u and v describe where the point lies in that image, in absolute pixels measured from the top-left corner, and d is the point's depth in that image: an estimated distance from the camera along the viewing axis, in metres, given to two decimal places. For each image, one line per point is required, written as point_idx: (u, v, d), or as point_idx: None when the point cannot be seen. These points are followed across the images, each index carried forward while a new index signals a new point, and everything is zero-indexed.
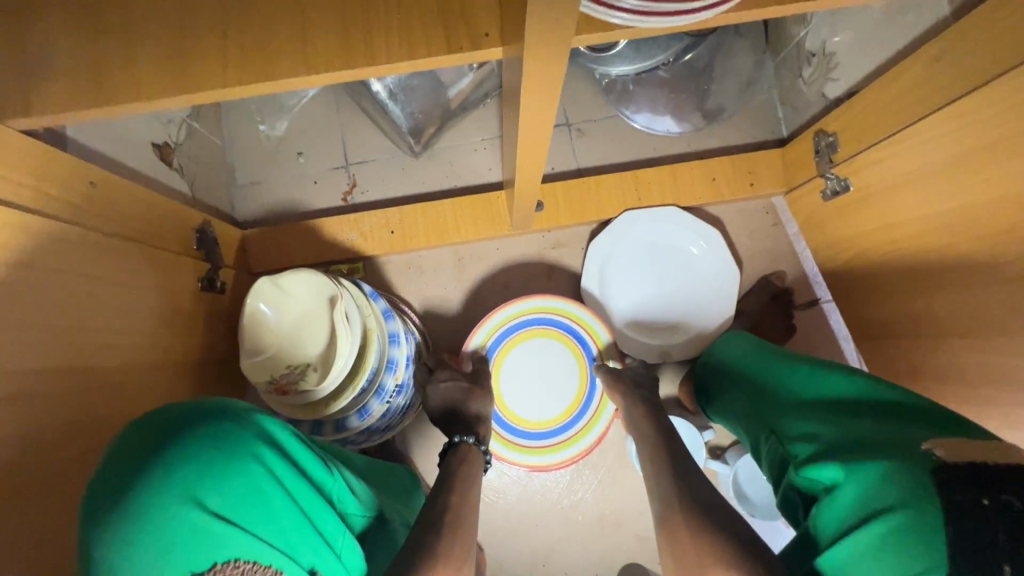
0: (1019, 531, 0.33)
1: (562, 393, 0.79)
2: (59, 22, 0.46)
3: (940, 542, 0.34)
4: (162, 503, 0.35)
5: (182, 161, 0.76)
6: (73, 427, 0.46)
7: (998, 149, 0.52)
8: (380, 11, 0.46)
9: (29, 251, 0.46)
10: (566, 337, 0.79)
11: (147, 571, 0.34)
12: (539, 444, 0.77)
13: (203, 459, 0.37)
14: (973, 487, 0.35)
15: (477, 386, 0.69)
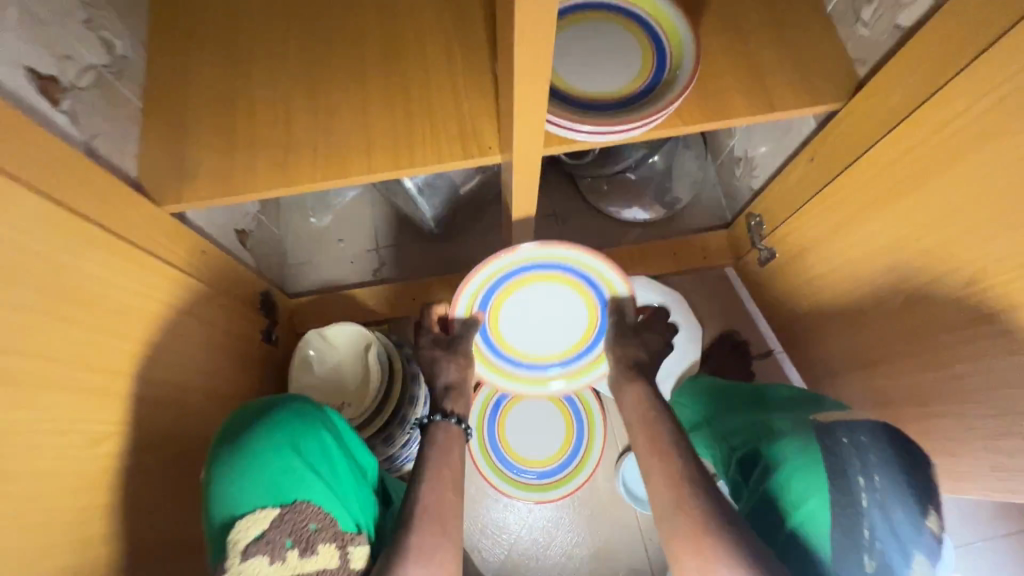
0: (867, 453, 0.49)
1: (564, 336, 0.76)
2: (205, 142, 0.69)
3: (821, 467, 0.50)
4: (264, 447, 0.52)
5: (254, 243, 0.96)
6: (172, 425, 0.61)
7: (858, 217, 0.71)
8: (419, 133, 0.69)
9: (164, 295, 0.64)
10: (576, 282, 0.74)
11: (249, 493, 0.50)
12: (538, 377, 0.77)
13: (293, 427, 0.55)
14: (839, 431, 0.51)
15: (453, 355, 0.70)
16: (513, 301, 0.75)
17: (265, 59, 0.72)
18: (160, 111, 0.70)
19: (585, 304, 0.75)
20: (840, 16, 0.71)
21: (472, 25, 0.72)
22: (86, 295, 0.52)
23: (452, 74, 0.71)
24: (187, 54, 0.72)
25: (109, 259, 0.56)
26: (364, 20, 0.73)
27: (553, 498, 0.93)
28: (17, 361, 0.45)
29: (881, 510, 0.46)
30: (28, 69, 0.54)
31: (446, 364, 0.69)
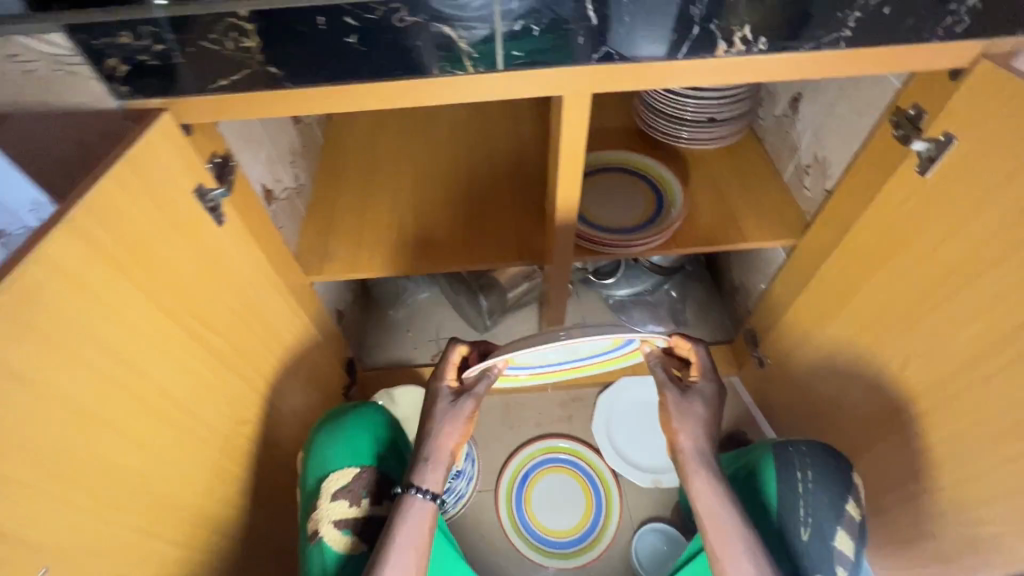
0: (803, 460, 0.73)
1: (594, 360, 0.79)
2: (344, 237, 1.00)
3: (778, 471, 0.73)
4: (341, 426, 0.76)
5: (345, 324, 1.22)
6: (273, 431, 0.82)
7: (820, 322, 0.91)
8: (489, 241, 0.98)
9: (295, 335, 0.90)
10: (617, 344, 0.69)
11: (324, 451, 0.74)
12: (542, 379, 0.84)
13: (363, 420, 0.78)
14: (789, 445, 0.75)
15: (457, 420, 0.71)
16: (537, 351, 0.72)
17: (389, 188, 1.06)
18: (315, 217, 1.03)
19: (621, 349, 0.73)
20: (792, 183, 1.00)
21: (531, 173, 1.05)
22: (261, 320, 0.78)
23: (516, 204, 1.02)
24: (338, 183, 1.07)
25: (277, 300, 0.82)
26: (457, 167, 1.07)
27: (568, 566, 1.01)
28: (225, 347, 0.69)
29: (812, 501, 0.70)
30: (262, 185, 0.86)
31: (445, 428, 0.70)
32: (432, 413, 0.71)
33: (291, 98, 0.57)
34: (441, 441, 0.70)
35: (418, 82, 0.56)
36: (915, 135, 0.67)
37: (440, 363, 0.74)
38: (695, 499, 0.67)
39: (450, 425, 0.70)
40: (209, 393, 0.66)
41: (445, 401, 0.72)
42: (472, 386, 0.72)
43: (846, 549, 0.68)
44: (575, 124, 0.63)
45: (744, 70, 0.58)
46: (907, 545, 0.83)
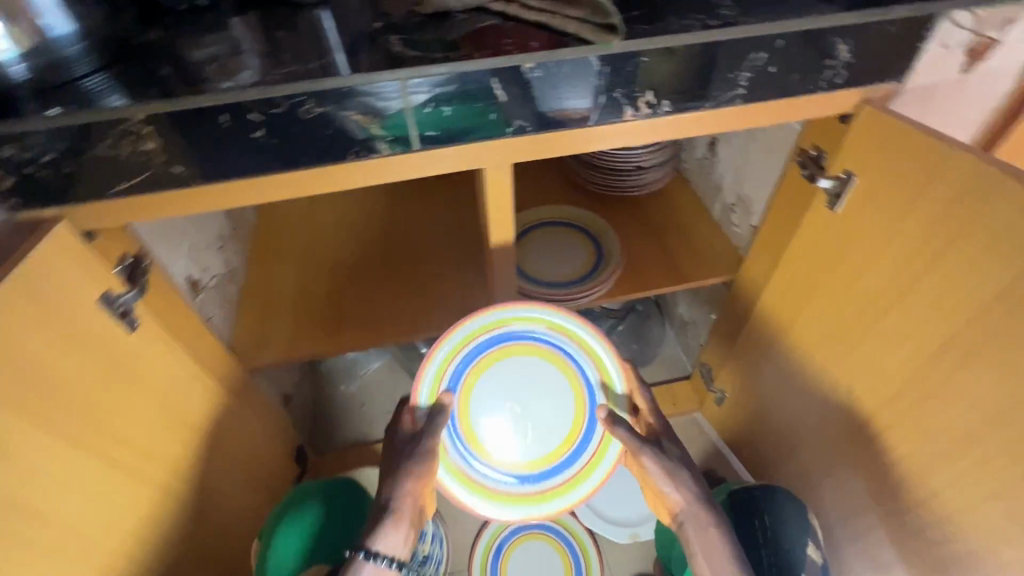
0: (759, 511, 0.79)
1: (557, 424, 0.72)
2: (283, 320, 0.96)
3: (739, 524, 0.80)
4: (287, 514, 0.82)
5: (293, 406, 1.15)
6: (207, 546, 0.74)
7: (767, 353, 0.93)
8: (436, 306, 0.96)
9: (234, 431, 0.83)
10: (551, 352, 0.72)
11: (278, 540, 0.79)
12: (509, 476, 0.70)
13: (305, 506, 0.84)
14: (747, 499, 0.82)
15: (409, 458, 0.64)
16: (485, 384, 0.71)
17: (328, 264, 1.03)
18: (250, 301, 0.98)
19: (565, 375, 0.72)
20: (721, 220, 1.04)
21: (471, 235, 1.05)
22: (189, 424, 0.71)
23: (459, 267, 1.01)
24: (274, 264, 1.03)
25: (208, 397, 0.76)
26: (396, 236, 1.06)
27: None
28: (145, 462, 0.63)
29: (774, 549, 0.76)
30: (187, 277, 0.82)
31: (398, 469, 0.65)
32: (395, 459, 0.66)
33: (204, 194, 0.55)
34: (402, 494, 0.64)
35: (333, 169, 0.56)
36: (819, 174, 0.71)
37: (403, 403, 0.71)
38: (703, 554, 0.66)
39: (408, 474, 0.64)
40: (121, 518, 0.59)
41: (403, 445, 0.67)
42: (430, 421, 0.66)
43: None
44: (503, 192, 0.64)
45: (653, 130, 0.60)
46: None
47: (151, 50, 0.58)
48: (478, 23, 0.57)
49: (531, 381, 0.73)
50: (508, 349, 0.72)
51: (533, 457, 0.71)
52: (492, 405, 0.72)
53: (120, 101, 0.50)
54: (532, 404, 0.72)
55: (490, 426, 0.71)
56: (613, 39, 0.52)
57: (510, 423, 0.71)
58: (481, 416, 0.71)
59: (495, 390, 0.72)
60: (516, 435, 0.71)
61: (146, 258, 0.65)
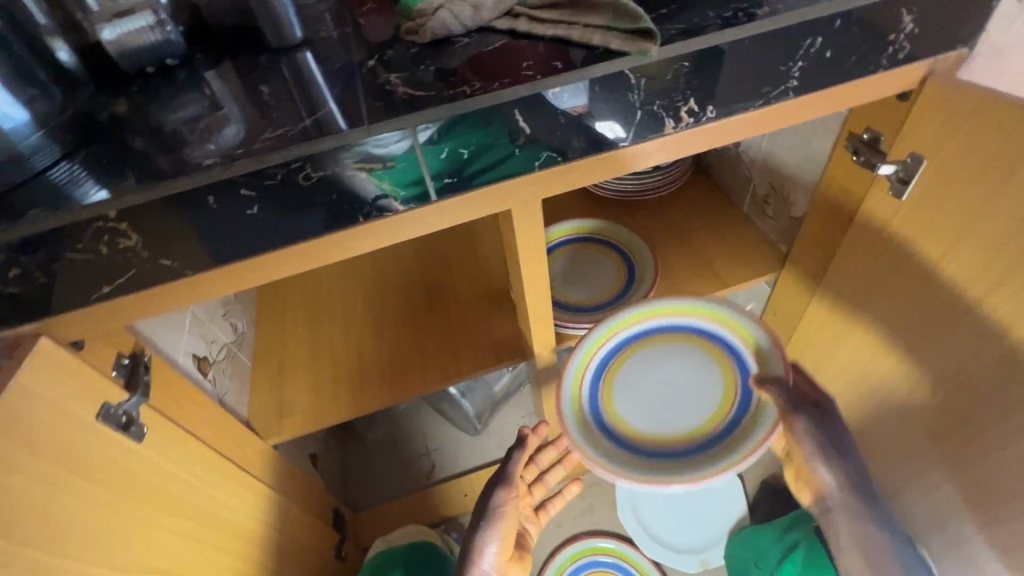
0: None
1: (700, 408, 0.65)
2: (301, 384, 0.89)
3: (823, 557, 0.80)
4: None
5: (322, 466, 1.08)
6: None
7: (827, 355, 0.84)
8: (464, 348, 0.89)
9: (271, 516, 0.76)
10: (707, 340, 0.68)
11: None
12: (634, 448, 0.64)
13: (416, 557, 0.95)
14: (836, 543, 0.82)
15: (491, 524, 0.65)
16: (633, 362, 0.69)
17: (341, 316, 0.96)
18: (264, 368, 0.92)
19: (719, 365, 0.67)
20: (753, 214, 0.97)
21: (490, 266, 0.98)
22: (221, 523, 0.64)
23: (482, 303, 0.94)
24: (284, 323, 0.97)
25: (237, 488, 0.69)
26: (411, 277, 0.99)
27: None
28: None
29: None
30: (194, 355, 0.75)
31: (481, 530, 0.65)
32: (479, 506, 0.67)
33: (199, 283, 0.49)
34: (478, 550, 0.64)
35: (342, 235, 0.49)
36: (879, 160, 0.63)
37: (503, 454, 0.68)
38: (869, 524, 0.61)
39: (484, 528, 0.65)
40: None
41: (488, 508, 0.66)
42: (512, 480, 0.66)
43: None
44: (532, 230, 0.56)
45: (697, 142, 0.53)
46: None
47: (123, 122, 0.51)
48: (484, 46, 0.50)
49: (680, 364, 0.68)
50: (664, 332, 0.69)
51: (670, 434, 0.64)
52: (635, 397, 0.67)
53: (96, 191, 0.44)
54: (669, 377, 0.68)
55: (646, 418, 0.66)
56: (651, 46, 0.45)
57: (662, 407, 0.66)
58: (628, 412, 0.67)
59: (629, 383, 0.69)
60: (674, 413, 0.66)
61: (144, 353, 0.59)
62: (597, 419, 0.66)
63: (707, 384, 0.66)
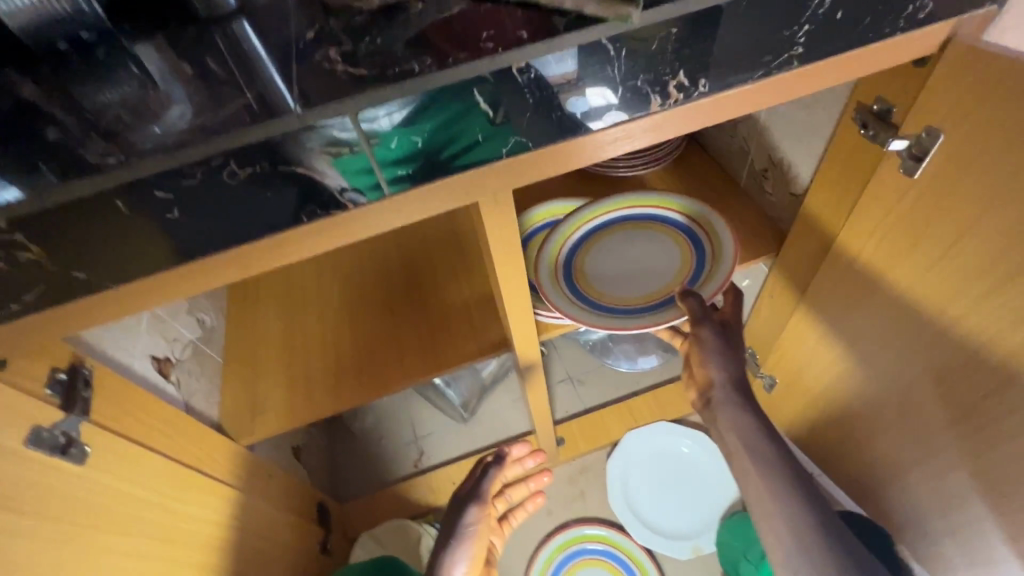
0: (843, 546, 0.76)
1: (645, 294, 0.78)
2: (274, 381, 0.85)
3: None
4: None
5: (306, 459, 1.05)
6: None
7: (825, 339, 0.80)
8: (445, 339, 0.85)
9: (243, 520, 0.72)
10: (683, 246, 0.80)
11: None
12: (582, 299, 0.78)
13: None
14: None
15: (460, 538, 0.68)
16: (621, 249, 0.82)
17: (316, 307, 0.91)
18: (235, 364, 0.87)
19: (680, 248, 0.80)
20: (751, 189, 0.91)
21: (471, 249, 0.92)
22: (185, 536, 0.61)
23: (463, 293, 0.89)
24: (256, 315, 0.92)
25: (202, 498, 0.66)
26: (389, 265, 0.94)
27: None
28: None
29: None
30: (153, 357, 0.71)
31: (450, 542, 0.67)
32: (451, 523, 0.69)
33: (129, 292, 0.44)
34: (449, 566, 0.65)
35: (285, 237, 0.43)
36: (890, 135, 0.57)
37: (474, 471, 0.73)
38: (758, 451, 0.70)
39: (457, 544, 0.67)
40: None
41: (460, 524, 0.69)
42: (484, 496, 0.70)
43: None
44: (506, 222, 0.51)
45: (687, 119, 0.47)
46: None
47: (33, 108, 0.44)
48: (441, 12, 0.43)
49: (652, 266, 0.80)
50: (654, 233, 0.82)
51: (613, 289, 0.79)
52: (609, 270, 0.80)
53: None
54: (645, 262, 0.81)
55: (620, 284, 0.79)
56: (631, 10, 0.40)
57: (627, 267, 0.81)
58: (595, 271, 0.80)
59: (612, 259, 0.82)
60: (640, 276, 0.80)
61: (85, 365, 0.55)
62: (573, 247, 0.82)
63: (662, 281, 0.78)
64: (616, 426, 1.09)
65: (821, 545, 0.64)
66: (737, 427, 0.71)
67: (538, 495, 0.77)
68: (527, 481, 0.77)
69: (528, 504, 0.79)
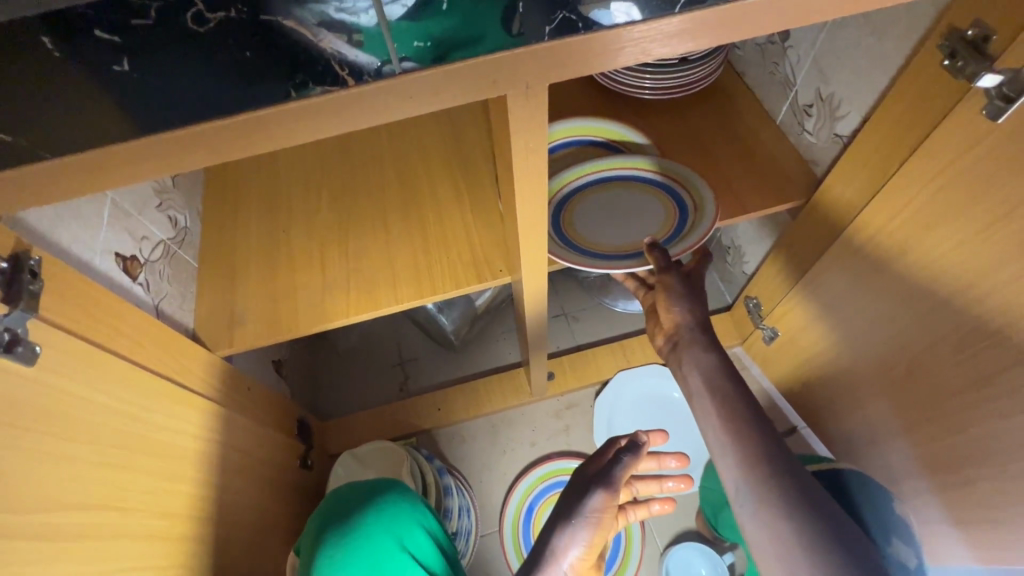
0: None
1: (615, 245, 0.73)
2: (252, 293, 0.78)
3: None
4: (376, 506, 0.61)
5: (288, 373, 1.02)
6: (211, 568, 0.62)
7: (842, 296, 0.76)
8: (442, 262, 0.78)
9: (216, 431, 0.69)
10: (671, 213, 0.74)
11: (373, 523, 0.59)
12: (558, 231, 0.73)
13: (397, 505, 0.62)
14: None
15: (586, 519, 0.56)
16: (613, 201, 0.76)
17: (300, 214, 0.83)
18: (212, 269, 0.80)
19: (666, 215, 0.75)
20: (787, 126, 0.83)
21: (477, 165, 0.83)
22: (151, 446, 0.57)
23: (464, 216, 0.81)
24: (235, 218, 0.84)
25: (173, 408, 0.61)
26: (382, 177, 0.84)
27: None
28: (98, 515, 0.49)
29: (874, 512, 0.65)
30: (117, 254, 0.64)
31: (568, 524, 0.56)
32: (572, 502, 0.58)
33: (65, 168, 0.36)
34: (562, 548, 0.55)
35: (264, 116, 0.35)
36: (980, 68, 0.49)
37: (602, 455, 0.64)
38: (710, 388, 0.63)
39: (573, 527, 0.56)
40: None
41: (587, 504, 0.57)
42: (619, 480, 0.60)
43: (908, 560, 0.62)
44: (528, 130, 0.43)
45: (764, 16, 0.38)
46: (942, 540, 0.74)
47: None
48: None
49: (634, 223, 0.75)
50: (653, 195, 0.76)
51: (588, 232, 0.74)
52: (614, 238, 0.74)
53: None
54: (619, 207, 0.76)
55: (604, 231, 0.74)
56: None
57: (616, 225, 0.75)
58: (580, 213, 0.76)
59: (604, 207, 0.76)
60: (635, 221, 0.75)
61: (32, 254, 0.48)
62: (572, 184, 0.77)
63: (636, 239, 0.74)
64: (608, 365, 1.07)
65: (770, 480, 0.55)
66: (702, 367, 0.65)
67: (670, 501, 0.64)
68: (661, 479, 0.68)
69: (655, 505, 0.65)
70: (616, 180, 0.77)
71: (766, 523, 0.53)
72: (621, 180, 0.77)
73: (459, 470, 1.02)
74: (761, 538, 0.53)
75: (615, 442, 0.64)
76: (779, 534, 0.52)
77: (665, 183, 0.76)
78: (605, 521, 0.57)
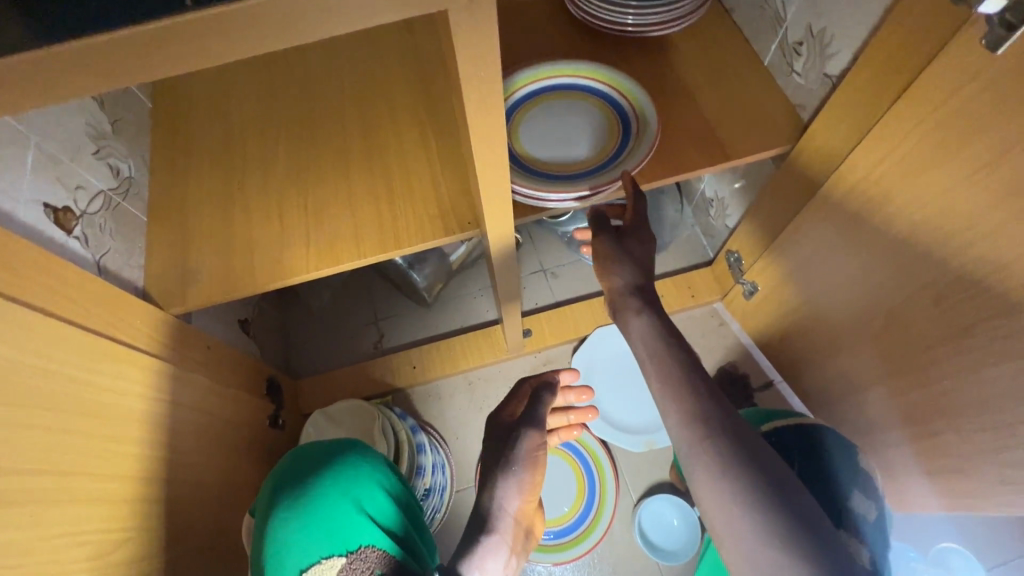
0: None
1: (551, 159, 0.73)
2: (201, 248, 0.74)
3: None
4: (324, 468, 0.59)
5: (256, 332, 0.99)
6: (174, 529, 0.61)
7: (823, 249, 0.74)
8: (406, 213, 0.74)
9: (169, 392, 0.66)
10: (614, 139, 0.73)
11: (325, 484, 0.57)
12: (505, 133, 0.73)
13: (354, 465, 0.60)
14: None
15: (522, 468, 0.54)
16: (565, 113, 0.75)
17: (254, 162, 0.77)
18: (161, 223, 0.75)
19: (609, 139, 0.73)
20: (775, 68, 0.77)
21: (442, 107, 0.78)
22: (94, 410, 0.54)
23: (430, 164, 0.76)
24: (185, 167, 0.78)
25: (117, 370, 0.58)
26: (340, 120, 0.78)
27: (591, 546, 0.93)
28: (37, 481, 0.46)
29: (836, 466, 0.64)
30: (46, 205, 0.59)
31: (506, 479, 0.53)
32: (504, 454, 0.55)
33: None
34: (507, 506, 0.52)
35: (159, 31, 0.30)
36: None
37: (512, 401, 0.63)
38: (650, 352, 0.61)
39: (515, 478, 0.54)
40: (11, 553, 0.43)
41: (516, 452, 0.55)
42: (539, 420, 0.59)
43: (867, 510, 0.61)
44: (480, 58, 0.39)
45: None
46: (910, 489, 0.75)
47: None
48: None
49: (577, 140, 0.74)
50: (606, 117, 0.75)
51: (530, 140, 0.74)
52: (557, 154, 0.73)
53: None
54: (556, 122, 0.75)
55: (548, 144, 0.74)
56: None
57: (563, 141, 0.74)
58: (529, 120, 0.75)
59: (558, 118, 0.75)
60: (581, 141, 0.74)
61: None
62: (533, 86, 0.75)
63: (573, 156, 0.73)
64: (586, 321, 1.05)
65: (709, 441, 0.53)
66: (639, 332, 0.63)
67: (576, 427, 0.69)
68: (568, 412, 0.71)
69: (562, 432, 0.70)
70: (576, 94, 0.76)
71: (710, 485, 0.51)
72: (532, 101, 0.75)
73: (433, 425, 1.01)
74: (707, 498, 0.52)
75: (519, 387, 0.65)
76: (724, 495, 0.50)
77: (569, 81, 0.75)
78: (535, 462, 0.56)
